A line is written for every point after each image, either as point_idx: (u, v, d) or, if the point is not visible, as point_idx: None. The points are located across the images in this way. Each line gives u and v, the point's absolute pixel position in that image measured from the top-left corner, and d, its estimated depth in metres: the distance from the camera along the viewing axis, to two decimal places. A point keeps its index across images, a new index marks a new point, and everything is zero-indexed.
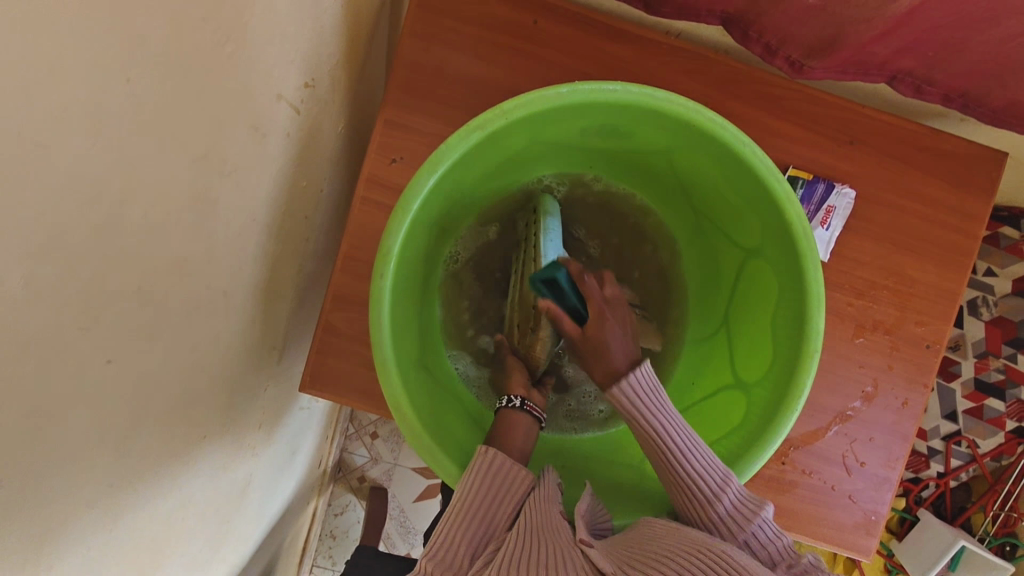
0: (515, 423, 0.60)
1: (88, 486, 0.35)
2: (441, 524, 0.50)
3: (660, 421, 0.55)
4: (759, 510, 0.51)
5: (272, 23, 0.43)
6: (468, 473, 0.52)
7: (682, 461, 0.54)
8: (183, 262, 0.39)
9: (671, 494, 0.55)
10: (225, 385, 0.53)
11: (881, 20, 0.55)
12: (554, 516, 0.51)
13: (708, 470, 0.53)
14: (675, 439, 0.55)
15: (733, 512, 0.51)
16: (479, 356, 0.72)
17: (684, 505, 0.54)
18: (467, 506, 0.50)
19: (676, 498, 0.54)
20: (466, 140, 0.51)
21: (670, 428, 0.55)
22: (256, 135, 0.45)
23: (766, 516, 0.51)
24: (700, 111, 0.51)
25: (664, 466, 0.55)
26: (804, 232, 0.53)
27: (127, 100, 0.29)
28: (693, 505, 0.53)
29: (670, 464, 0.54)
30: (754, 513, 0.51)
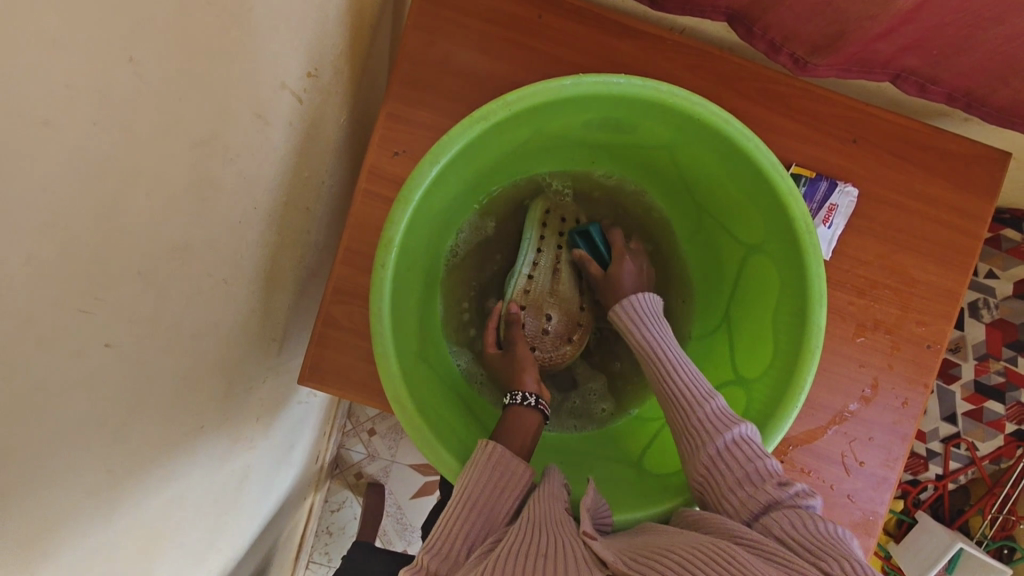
0: (526, 419, 0.61)
1: (85, 472, 0.35)
2: (442, 517, 0.49)
3: (653, 328, 0.64)
4: (762, 454, 0.51)
5: (277, 10, 0.43)
6: (469, 464, 0.52)
7: (674, 369, 0.59)
8: (184, 249, 0.39)
9: (670, 416, 0.58)
10: (225, 375, 0.53)
11: (886, 17, 0.55)
12: (558, 508, 0.51)
13: (694, 384, 0.57)
14: (667, 351, 0.60)
15: (731, 444, 0.51)
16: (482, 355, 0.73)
17: (678, 419, 0.57)
18: (469, 498, 0.50)
19: (674, 419, 0.57)
20: (469, 130, 0.50)
21: (667, 351, 0.61)
22: (259, 122, 0.45)
23: (769, 459, 0.50)
24: (704, 104, 0.51)
25: (660, 383, 0.59)
26: (807, 228, 0.53)
27: (130, 79, 0.29)
28: (684, 411, 0.56)
29: (666, 374, 0.59)
30: (755, 452, 0.51)
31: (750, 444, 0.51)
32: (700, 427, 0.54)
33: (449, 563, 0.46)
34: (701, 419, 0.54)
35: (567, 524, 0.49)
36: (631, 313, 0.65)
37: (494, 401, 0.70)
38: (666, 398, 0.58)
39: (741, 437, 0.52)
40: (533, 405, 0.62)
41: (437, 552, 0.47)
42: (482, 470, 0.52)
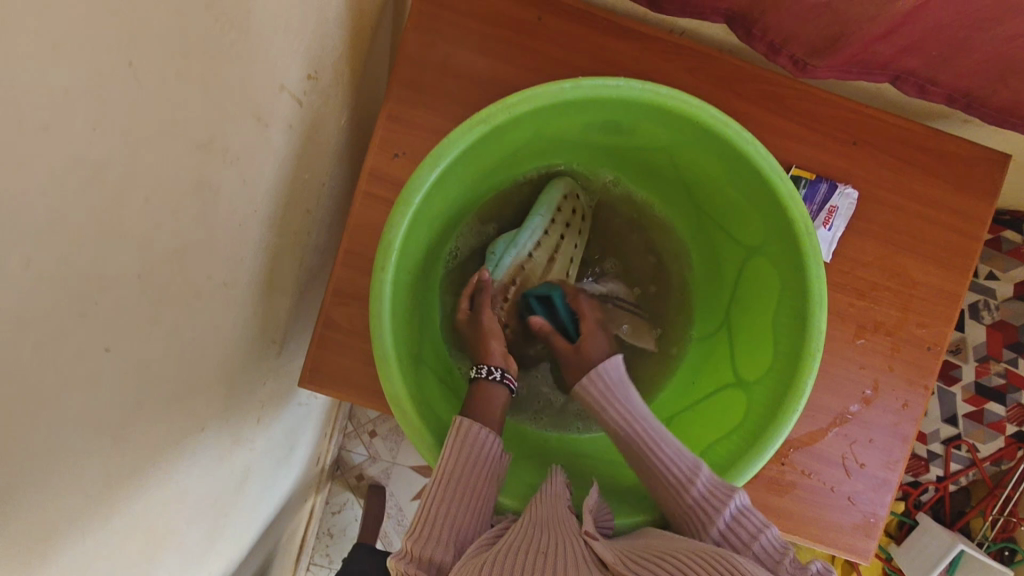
0: (493, 394, 0.60)
1: (85, 475, 0.35)
2: (424, 499, 0.51)
3: (618, 399, 0.60)
4: (762, 527, 0.49)
5: (276, 14, 0.43)
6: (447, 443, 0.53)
7: (653, 449, 0.56)
8: (183, 251, 0.39)
9: (657, 494, 0.55)
10: (224, 377, 0.53)
11: (885, 18, 0.55)
12: (561, 510, 0.51)
13: (679, 460, 0.54)
14: (635, 430, 0.57)
15: (732, 525, 0.50)
16: None
17: (669, 505, 0.54)
18: (450, 481, 0.51)
19: (660, 494, 0.55)
20: (468, 133, 0.50)
21: (640, 423, 0.58)
22: (258, 125, 0.45)
23: (770, 532, 0.49)
24: (703, 107, 0.51)
25: (641, 463, 0.57)
26: (807, 230, 0.53)
27: (130, 85, 0.29)
28: (672, 495, 0.54)
29: (643, 454, 0.56)
30: (756, 525, 0.49)
31: (752, 517, 0.50)
32: (693, 519, 0.52)
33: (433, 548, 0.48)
34: (696, 502, 0.52)
35: (569, 523, 0.49)
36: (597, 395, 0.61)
37: None
38: (651, 483, 0.56)
39: (740, 512, 0.50)
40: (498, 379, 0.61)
41: (420, 538, 0.48)
42: (462, 451, 0.52)
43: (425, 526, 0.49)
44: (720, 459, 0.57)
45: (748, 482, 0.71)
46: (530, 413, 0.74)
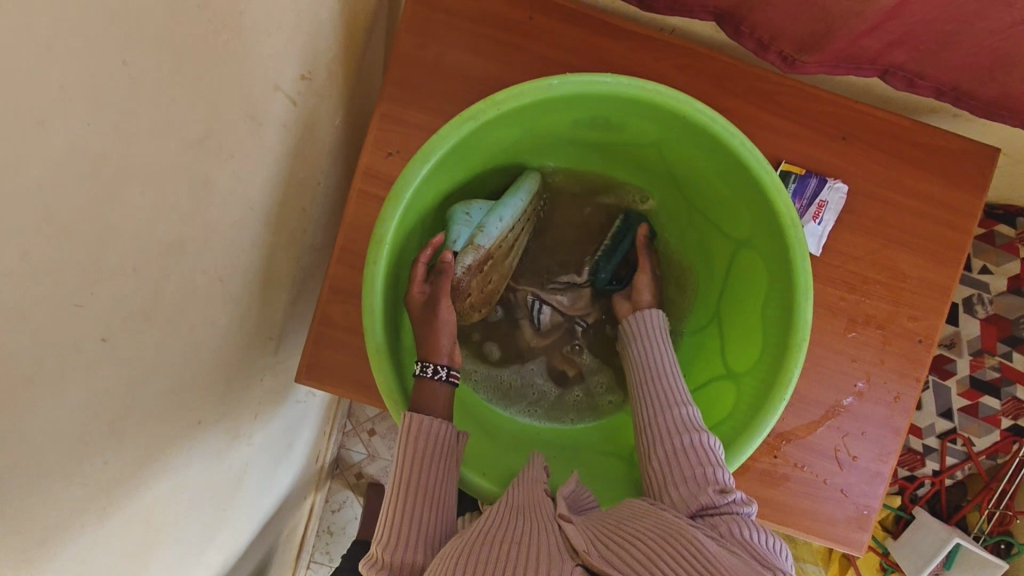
0: (433, 392, 0.58)
1: (82, 464, 0.36)
2: (389, 505, 0.52)
3: (656, 338, 0.66)
4: (716, 463, 0.52)
5: (269, 15, 0.44)
6: (398, 443, 0.54)
7: (658, 378, 0.61)
8: (179, 246, 0.40)
9: (640, 411, 0.60)
10: (221, 371, 0.54)
11: (870, 14, 0.56)
12: (538, 493, 0.53)
13: (678, 390, 0.60)
14: (654, 361, 0.63)
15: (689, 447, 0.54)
16: (480, 354, 0.74)
17: (647, 417, 0.59)
18: (409, 486, 0.52)
19: (644, 411, 0.60)
20: (457, 129, 0.51)
21: (663, 359, 0.63)
22: (252, 124, 0.46)
23: (721, 469, 0.52)
24: (689, 101, 0.52)
25: (641, 388, 0.62)
26: (793, 222, 0.53)
27: (123, 82, 0.30)
28: (656, 411, 0.58)
29: (647, 381, 0.62)
30: (709, 460, 0.53)
31: (708, 453, 0.53)
32: (662, 434, 0.56)
33: (404, 552, 0.49)
34: (673, 421, 0.56)
35: (543, 509, 0.50)
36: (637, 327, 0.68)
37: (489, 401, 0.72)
38: (642, 399, 0.61)
39: (700, 442, 0.54)
40: (439, 380, 0.58)
41: (388, 543, 0.49)
42: (414, 451, 0.53)
43: (392, 531, 0.50)
44: None
45: (742, 475, 0.71)
46: (522, 405, 0.73)
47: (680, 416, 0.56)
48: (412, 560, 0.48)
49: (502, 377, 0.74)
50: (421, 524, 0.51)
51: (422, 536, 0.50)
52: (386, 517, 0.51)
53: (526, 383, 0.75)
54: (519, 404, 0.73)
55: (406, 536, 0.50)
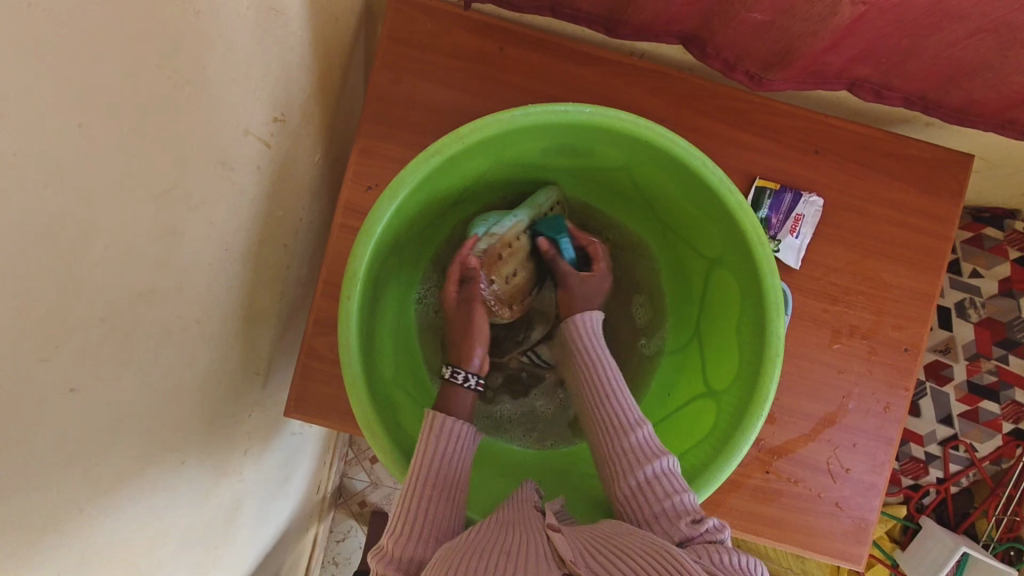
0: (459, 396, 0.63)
1: (58, 513, 0.36)
2: (403, 495, 0.53)
3: (599, 342, 0.66)
4: (680, 489, 0.52)
5: (235, 65, 0.46)
6: (422, 440, 0.56)
7: (606, 397, 0.61)
8: (150, 292, 0.41)
9: (595, 437, 0.60)
10: (204, 410, 0.54)
11: (827, 32, 0.56)
12: (528, 509, 0.55)
13: (627, 411, 0.59)
14: (598, 377, 0.62)
15: (652, 479, 0.53)
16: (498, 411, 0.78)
17: (603, 442, 0.59)
18: (427, 480, 0.53)
19: (598, 439, 0.59)
20: (425, 164, 0.53)
21: (606, 375, 0.62)
22: (223, 169, 0.47)
23: (686, 493, 0.52)
24: (650, 127, 0.53)
25: (591, 407, 0.62)
26: (760, 240, 0.54)
27: (83, 144, 0.32)
28: (610, 435, 0.58)
29: (596, 402, 0.61)
30: (674, 487, 0.52)
31: (673, 479, 0.53)
32: (620, 467, 0.56)
33: (414, 546, 0.50)
34: (629, 447, 0.56)
35: (534, 521, 0.51)
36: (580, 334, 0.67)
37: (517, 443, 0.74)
38: (593, 420, 0.61)
39: (662, 471, 0.54)
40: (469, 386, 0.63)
41: (400, 536, 0.50)
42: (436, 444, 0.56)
43: (405, 523, 0.51)
44: (692, 467, 0.58)
45: (734, 492, 0.71)
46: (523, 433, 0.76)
47: (629, 446, 0.56)
48: (420, 555, 0.49)
49: (497, 414, 0.77)
50: (432, 518, 0.52)
51: (432, 531, 0.51)
52: (400, 507, 0.52)
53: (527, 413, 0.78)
54: (517, 433, 0.75)
55: (418, 530, 0.51)
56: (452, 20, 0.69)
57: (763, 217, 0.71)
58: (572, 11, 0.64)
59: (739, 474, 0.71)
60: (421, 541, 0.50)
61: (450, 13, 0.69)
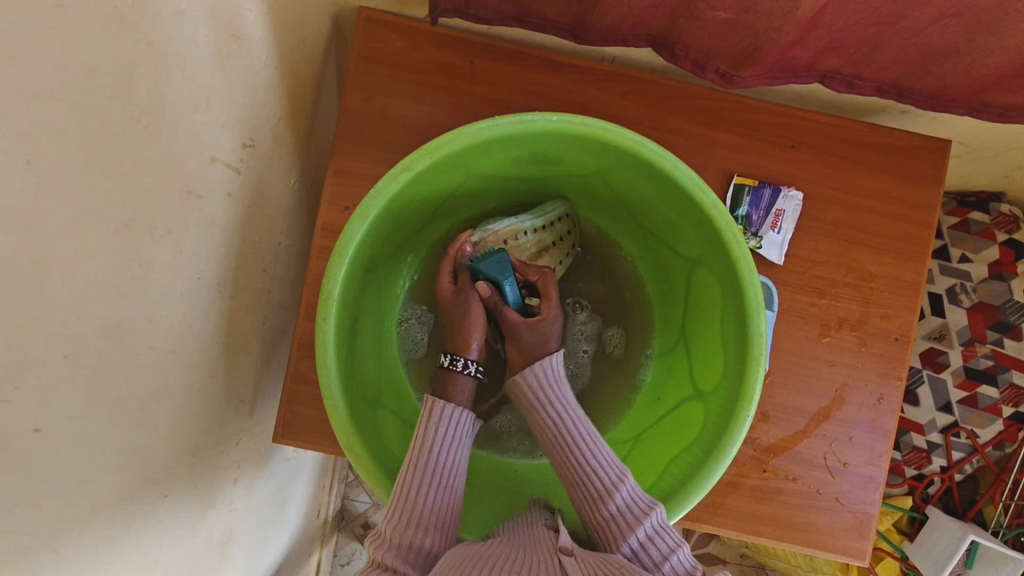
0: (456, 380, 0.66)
1: (32, 552, 0.36)
2: (398, 484, 0.54)
3: (560, 392, 0.62)
4: (676, 545, 0.51)
5: (196, 94, 0.45)
6: (419, 428, 0.57)
7: (578, 456, 0.58)
8: (118, 326, 0.40)
9: (575, 495, 0.57)
10: (187, 441, 0.54)
11: (791, 26, 0.56)
12: (536, 528, 0.55)
13: (606, 469, 0.56)
14: (570, 433, 0.59)
15: (644, 541, 0.51)
16: (498, 430, 0.76)
17: (585, 509, 0.56)
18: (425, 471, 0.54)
19: (580, 500, 0.57)
20: (394, 181, 0.52)
21: (572, 428, 0.59)
22: (190, 198, 0.47)
23: (682, 551, 0.51)
24: (619, 131, 0.53)
25: (566, 467, 0.59)
26: (736, 238, 0.54)
27: (34, 181, 0.31)
28: (591, 500, 0.56)
29: (568, 461, 0.58)
30: (669, 545, 0.51)
31: (666, 537, 0.52)
32: (607, 530, 0.53)
33: (413, 534, 0.51)
34: (611, 514, 0.53)
35: (545, 543, 0.51)
36: (535, 388, 0.63)
37: (525, 455, 0.73)
38: (570, 482, 0.58)
39: (654, 530, 0.52)
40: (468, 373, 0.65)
41: (397, 522, 0.51)
42: (431, 428, 0.57)
43: (403, 511, 0.52)
44: (683, 470, 0.57)
45: (732, 493, 0.70)
46: (527, 441, 0.75)
47: (612, 512, 0.54)
48: (418, 543, 0.50)
49: (497, 427, 0.76)
50: (431, 508, 0.53)
51: (430, 519, 0.52)
52: (396, 495, 0.52)
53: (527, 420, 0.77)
54: (517, 444, 0.74)
55: (414, 518, 0.51)
56: (421, 36, 0.69)
57: (743, 214, 0.71)
58: (538, 21, 0.64)
59: (736, 474, 0.70)
60: (420, 531, 0.51)
61: (418, 29, 0.69)
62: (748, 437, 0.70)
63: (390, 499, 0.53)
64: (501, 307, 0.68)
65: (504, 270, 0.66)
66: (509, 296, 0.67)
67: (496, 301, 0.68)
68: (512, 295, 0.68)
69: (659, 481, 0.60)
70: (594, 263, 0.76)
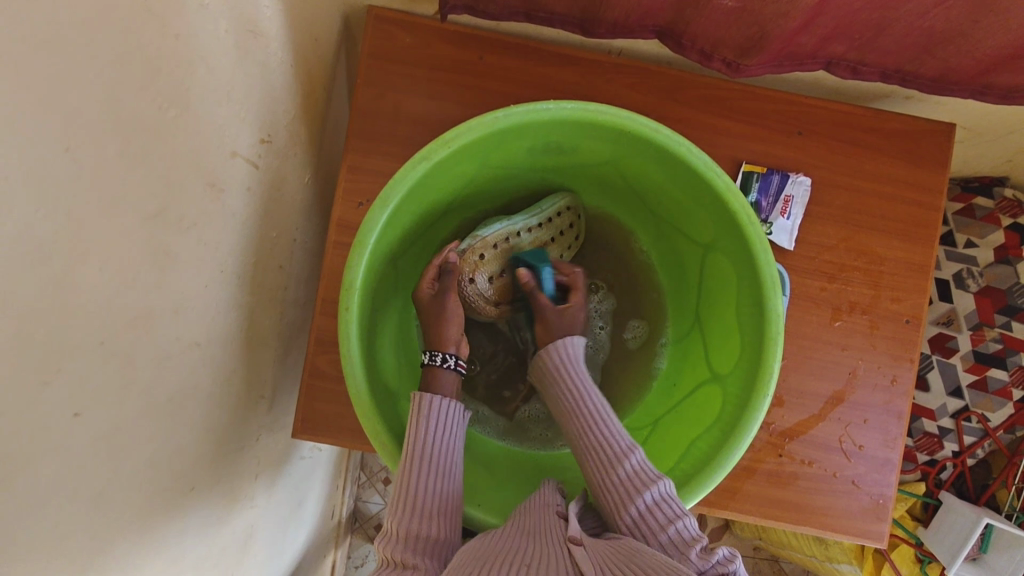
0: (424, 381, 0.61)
1: (66, 539, 0.36)
2: (398, 474, 0.53)
3: (577, 365, 0.64)
4: (681, 515, 0.51)
5: (218, 88, 0.46)
6: (409, 423, 0.56)
7: (593, 424, 0.59)
8: (147, 315, 0.41)
9: (586, 465, 0.58)
10: (211, 435, 0.54)
11: (797, 12, 0.57)
12: (550, 516, 0.55)
13: (617, 437, 0.58)
14: (584, 404, 0.61)
15: (649, 506, 0.52)
16: (522, 421, 0.76)
17: (594, 473, 0.57)
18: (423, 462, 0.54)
19: (590, 466, 0.58)
20: (413, 171, 0.53)
21: (588, 399, 0.61)
22: (213, 191, 0.48)
23: (687, 520, 0.51)
24: (632, 117, 0.54)
25: (579, 437, 0.60)
26: (751, 220, 0.55)
27: (69, 166, 0.32)
28: (601, 465, 0.56)
29: (582, 429, 0.60)
30: (674, 513, 0.51)
31: (671, 505, 0.52)
32: (615, 496, 0.54)
33: (419, 525, 0.51)
34: (621, 478, 0.54)
35: (557, 531, 0.51)
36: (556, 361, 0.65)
37: (548, 443, 0.74)
38: (582, 454, 0.58)
39: (661, 497, 0.52)
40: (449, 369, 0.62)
41: (401, 517, 0.51)
42: (424, 417, 0.56)
43: (405, 507, 0.51)
44: (703, 453, 0.57)
45: (749, 478, 0.70)
46: (551, 432, 0.75)
47: (624, 475, 0.55)
48: (425, 533, 0.50)
49: (521, 418, 0.77)
50: (433, 498, 0.53)
51: (432, 507, 0.52)
52: (395, 489, 0.52)
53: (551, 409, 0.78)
54: (539, 433, 0.75)
55: (417, 508, 0.51)
56: (431, 33, 0.70)
57: (753, 201, 0.72)
58: (546, 15, 0.65)
59: (752, 459, 0.70)
60: (425, 519, 0.51)
61: (427, 26, 0.70)
62: (763, 423, 0.71)
63: (391, 493, 0.52)
64: (536, 295, 0.68)
65: (542, 258, 0.69)
66: (547, 282, 0.69)
67: (534, 286, 0.68)
68: (549, 282, 0.68)
69: (679, 463, 0.60)
70: (607, 253, 0.76)
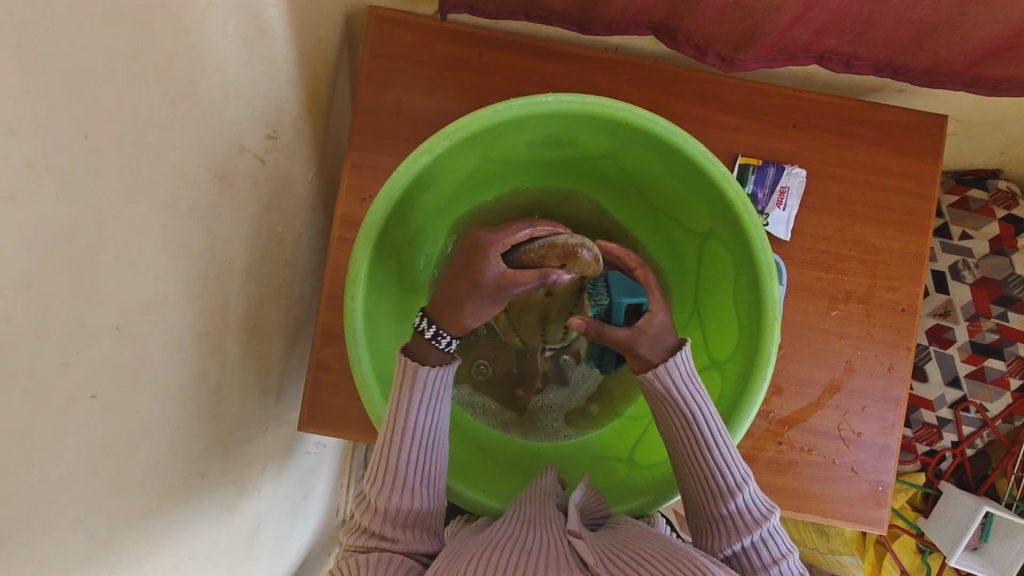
0: (429, 349, 0.59)
1: (84, 518, 0.37)
2: (383, 448, 0.56)
3: (689, 384, 0.57)
4: (786, 552, 0.53)
5: (226, 84, 0.48)
6: (395, 401, 0.55)
7: (702, 452, 0.56)
8: (161, 303, 0.42)
9: (690, 486, 0.57)
10: (221, 424, 0.55)
11: (789, 6, 0.59)
12: (548, 506, 0.56)
13: (727, 469, 0.55)
14: (696, 430, 0.56)
15: (755, 544, 0.54)
16: (534, 411, 0.78)
17: (698, 497, 0.57)
18: (410, 440, 0.56)
19: (693, 489, 0.57)
20: (415, 163, 0.54)
21: (700, 422, 0.56)
22: (222, 185, 0.49)
23: (791, 559, 0.53)
24: (628, 108, 0.55)
25: (685, 459, 0.57)
26: (746, 208, 0.56)
27: (87, 154, 0.33)
28: (706, 494, 0.56)
29: (691, 455, 0.56)
30: (778, 551, 0.53)
31: (777, 542, 0.54)
32: (719, 527, 0.55)
33: (400, 498, 0.55)
34: (727, 513, 0.55)
35: (557, 522, 0.52)
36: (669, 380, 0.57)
37: (559, 434, 0.76)
38: (687, 478, 0.57)
39: (767, 534, 0.54)
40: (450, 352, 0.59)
41: (382, 491, 0.55)
42: (411, 391, 0.55)
43: (386, 481, 0.55)
44: None
45: (750, 466, 0.71)
46: (559, 422, 0.77)
47: (732, 510, 0.55)
48: (404, 507, 0.55)
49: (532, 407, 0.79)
50: (417, 472, 0.56)
51: (415, 481, 0.56)
52: (379, 460, 0.56)
53: (562, 397, 0.80)
54: (550, 422, 0.77)
55: (399, 484, 0.55)
56: (431, 32, 0.71)
57: (750, 192, 0.73)
58: (544, 13, 0.67)
59: (752, 448, 0.71)
60: (405, 493, 0.55)
61: (427, 25, 0.71)
62: (762, 411, 0.72)
63: (375, 461, 0.56)
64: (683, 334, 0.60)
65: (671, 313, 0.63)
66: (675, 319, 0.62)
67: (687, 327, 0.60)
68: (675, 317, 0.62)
69: None
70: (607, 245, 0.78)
